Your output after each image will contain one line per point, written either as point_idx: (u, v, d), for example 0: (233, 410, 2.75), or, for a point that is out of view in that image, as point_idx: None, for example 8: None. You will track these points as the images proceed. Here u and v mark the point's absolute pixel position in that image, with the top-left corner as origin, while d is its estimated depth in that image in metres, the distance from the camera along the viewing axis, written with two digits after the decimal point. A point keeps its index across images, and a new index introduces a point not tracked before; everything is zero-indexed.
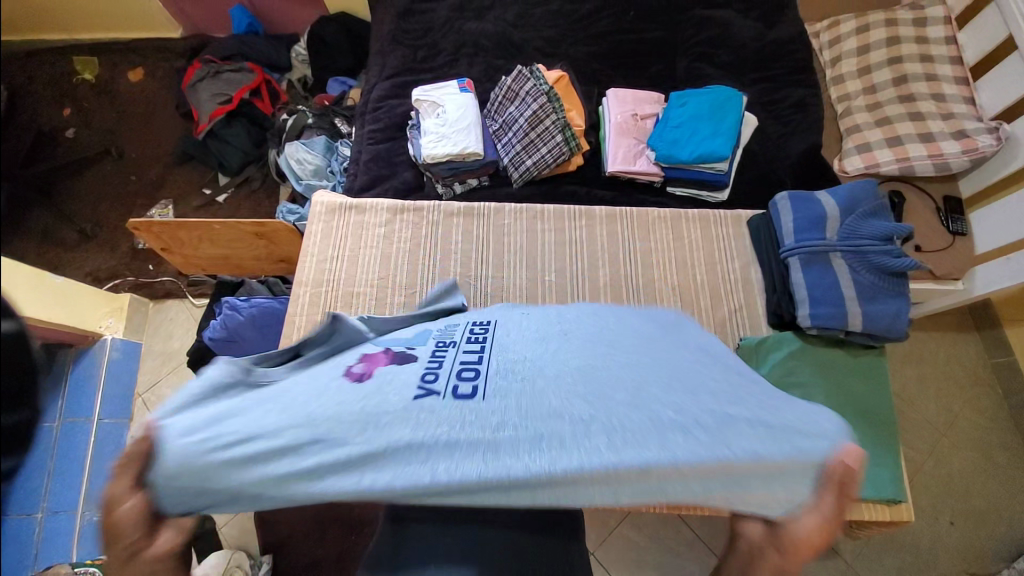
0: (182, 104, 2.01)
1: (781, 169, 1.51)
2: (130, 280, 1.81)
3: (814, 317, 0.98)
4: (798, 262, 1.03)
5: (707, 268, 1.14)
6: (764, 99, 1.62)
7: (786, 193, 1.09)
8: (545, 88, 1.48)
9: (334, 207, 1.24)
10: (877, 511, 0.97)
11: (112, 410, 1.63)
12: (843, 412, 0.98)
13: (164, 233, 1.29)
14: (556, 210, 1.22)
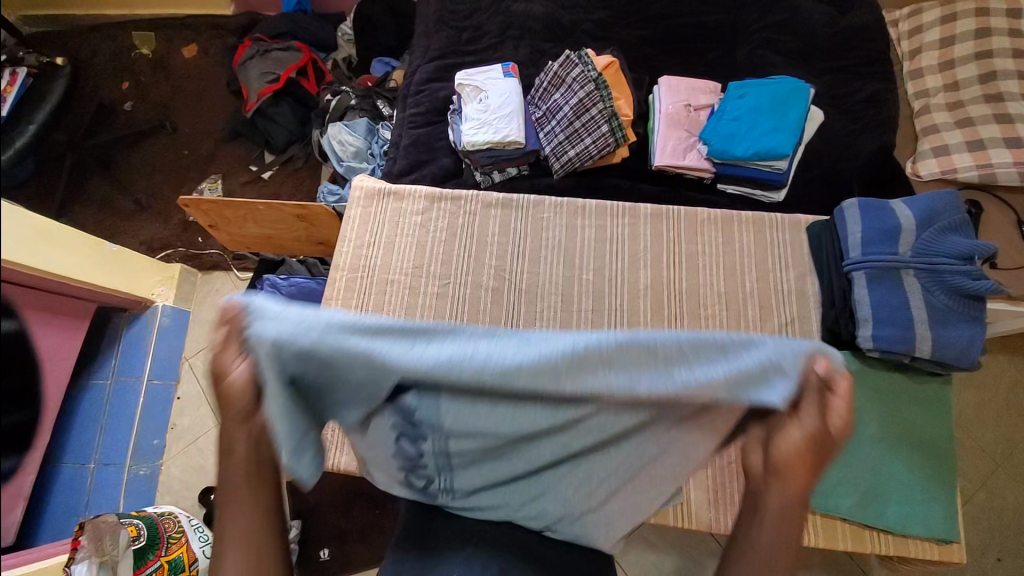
0: (234, 81, 2.05)
1: (845, 170, 1.40)
2: (181, 250, 1.88)
3: (877, 338, 0.90)
4: (863, 277, 0.95)
5: (758, 276, 1.07)
6: (831, 92, 1.50)
7: (854, 200, 1.00)
8: (593, 75, 1.42)
9: (374, 194, 1.23)
10: (926, 550, 0.90)
11: (161, 374, 1.71)
12: (898, 441, 0.91)
13: (211, 211, 1.33)
14: (598, 206, 1.16)
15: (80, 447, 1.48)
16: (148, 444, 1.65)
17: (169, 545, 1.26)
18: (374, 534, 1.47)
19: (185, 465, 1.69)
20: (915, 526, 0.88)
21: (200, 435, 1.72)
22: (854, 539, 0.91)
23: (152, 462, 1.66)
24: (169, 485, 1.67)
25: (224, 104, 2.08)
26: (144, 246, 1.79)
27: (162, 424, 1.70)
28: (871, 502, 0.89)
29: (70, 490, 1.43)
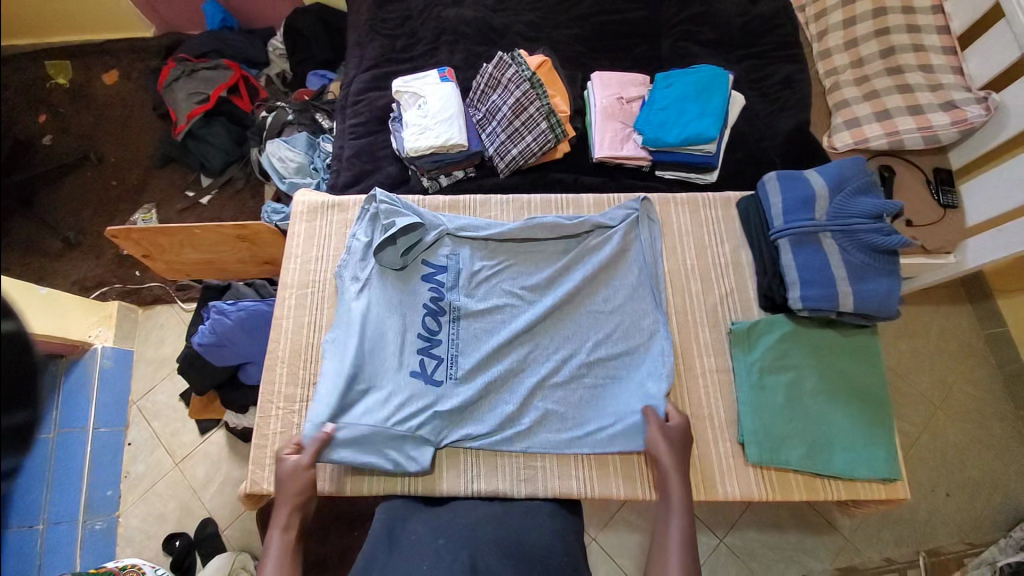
0: (160, 104, 1.96)
1: (770, 148, 1.49)
2: (117, 287, 1.79)
3: (806, 299, 0.97)
4: (788, 243, 1.02)
5: (697, 253, 1.12)
6: (750, 77, 1.60)
7: (774, 174, 1.07)
8: (527, 74, 1.45)
9: (317, 207, 1.21)
10: (873, 490, 0.97)
11: (107, 420, 1.61)
12: (836, 392, 0.98)
13: (144, 240, 1.26)
14: (542, 200, 1.19)
15: (27, 506, 1.34)
16: (100, 495, 1.55)
17: None
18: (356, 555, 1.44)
19: (145, 513, 1.59)
20: (861, 469, 0.95)
21: (158, 480, 1.62)
22: (807, 489, 0.97)
23: (108, 515, 1.56)
24: (129, 537, 1.56)
25: (150, 128, 1.99)
26: (76, 286, 1.75)
27: (115, 474, 1.60)
28: (818, 452, 0.96)
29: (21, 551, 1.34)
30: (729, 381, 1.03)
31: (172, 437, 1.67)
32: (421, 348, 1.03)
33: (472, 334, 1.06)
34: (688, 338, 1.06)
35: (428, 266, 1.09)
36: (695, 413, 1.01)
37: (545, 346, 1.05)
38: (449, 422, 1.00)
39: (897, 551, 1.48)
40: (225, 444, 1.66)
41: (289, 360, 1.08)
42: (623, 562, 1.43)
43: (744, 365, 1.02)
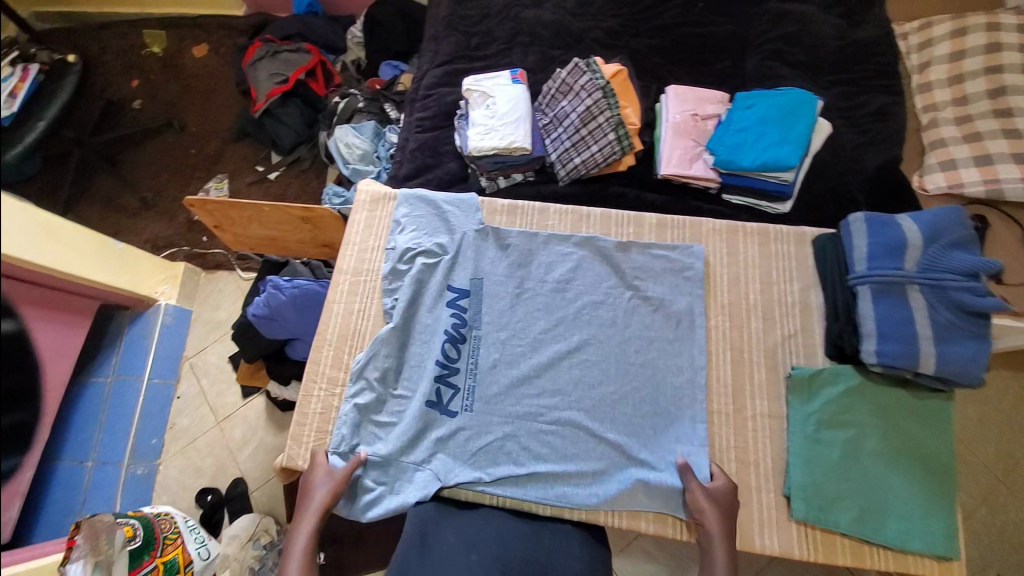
0: (242, 81, 2.06)
1: (851, 184, 1.39)
2: (185, 249, 1.91)
3: (882, 354, 0.89)
4: (869, 292, 0.93)
5: (762, 288, 1.04)
6: (838, 105, 1.50)
7: (861, 215, 0.98)
8: (601, 82, 1.41)
9: (380, 197, 1.22)
10: (927, 567, 0.89)
11: (162, 373, 1.72)
12: (899, 458, 0.90)
13: (218, 211, 1.31)
14: (603, 214, 1.14)
15: (77, 444, 1.49)
16: (145, 443, 1.65)
17: (165, 544, 1.28)
18: (369, 543, 1.42)
19: (183, 465, 1.69)
20: (918, 543, 0.87)
21: (199, 435, 1.73)
22: (853, 554, 0.90)
23: (150, 462, 1.66)
24: (165, 486, 1.67)
25: (233, 105, 2.12)
26: (149, 244, 1.89)
27: (161, 424, 1.71)
28: (869, 516, 0.89)
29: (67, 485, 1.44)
30: (782, 429, 0.96)
31: (217, 396, 1.77)
32: (438, 375, 1.01)
33: (490, 379, 1.02)
34: (741, 376, 0.99)
35: (449, 291, 1.08)
36: (740, 458, 0.95)
37: (570, 401, 0.98)
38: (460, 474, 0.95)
39: None
40: (263, 411, 1.75)
41: (336, 344, 1.09)
42: None
43: (802, 415, 0.94)
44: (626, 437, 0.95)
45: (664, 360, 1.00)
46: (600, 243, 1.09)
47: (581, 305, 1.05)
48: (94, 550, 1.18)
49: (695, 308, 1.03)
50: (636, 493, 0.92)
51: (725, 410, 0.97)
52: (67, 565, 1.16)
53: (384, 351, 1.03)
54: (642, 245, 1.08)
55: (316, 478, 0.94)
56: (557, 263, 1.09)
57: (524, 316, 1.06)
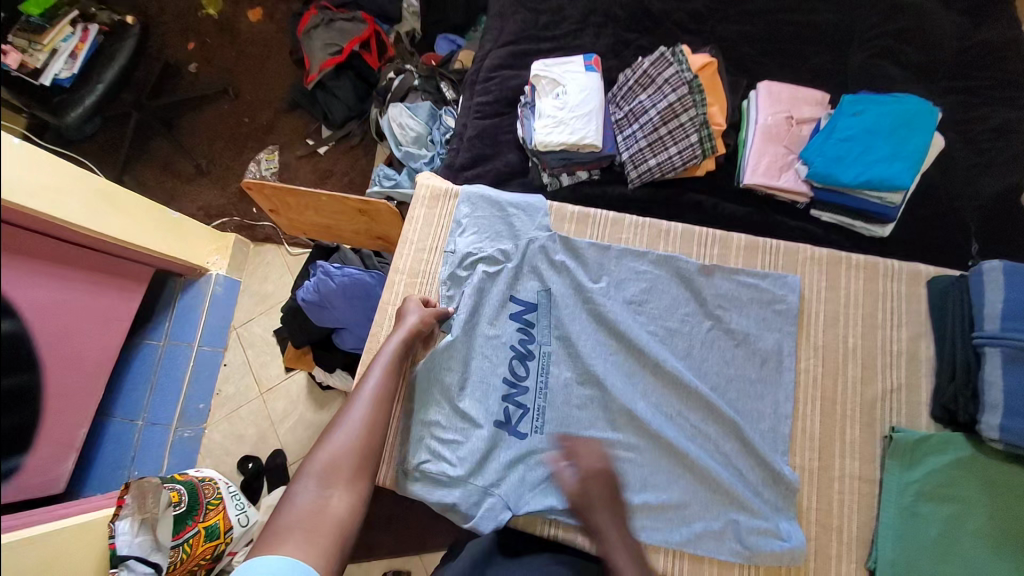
0: (297, 50, 2.00)
1: (963, 210, 1.22)
2: (236, 219, 1.89)
3: (1007, 430, 0.77)
4: (998, 357, 0.80)
5: (864, 331, 0.91)
6: (955, 117, 1.30)
7: (999, 263, 0.83)
8: (688, 77, 1.27)
9: (440, 194, 1.14)
10: None
11: (211, 340, 1.75)
12: (1008, 545, 0.79)
13: (274, 196, 1.27)
14: (683, 230, 1.03)
15: (130, 402, 1.58)
16: (194, 407, 1.69)
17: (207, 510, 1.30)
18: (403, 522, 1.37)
19: (227, 431, 1.73)
20: None
21: (242, 405, 1.75)
22: None
23: (196, 425, 1.70)
24: (211, 449, 1.71)
25: (286, 74, 2.07)
26: (201, 212, 1.88)
27: (209, 390, 1.74)
28: None
29: (118, 441, 1.53)
30: (872, 494, 0.85)
31: (262, 367, 1.79)
32: (506, 394, 0.96)
33: (561, 400, 0.95)
34: (830, 429, 0.88)
35: (513, 303, 1.01)
36: (822, 521, 0.85)
37: (646, 432, 0.91)
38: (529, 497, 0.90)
39: None
40: (304, 388, 1.75)
41: (389, 349, 1.05)
42: None
43: (898, 483, 0.84)
44: (712, 476, 0.86)
45: (744, 400, 0.91)
46: (684, 264, 0.99)
47: (659, 327, 0.97)
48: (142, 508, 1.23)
49: (784, 346, 0.92)
50: (723, 534, 0.85)
51: (810, 467, 0.87)
52: (115, 522, 1.20)
53: (448, 363, 0.98)
54: (731, 272, 0.97)
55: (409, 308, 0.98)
56: (632, 278, 1.00)
57: (597, 334, 0.98)
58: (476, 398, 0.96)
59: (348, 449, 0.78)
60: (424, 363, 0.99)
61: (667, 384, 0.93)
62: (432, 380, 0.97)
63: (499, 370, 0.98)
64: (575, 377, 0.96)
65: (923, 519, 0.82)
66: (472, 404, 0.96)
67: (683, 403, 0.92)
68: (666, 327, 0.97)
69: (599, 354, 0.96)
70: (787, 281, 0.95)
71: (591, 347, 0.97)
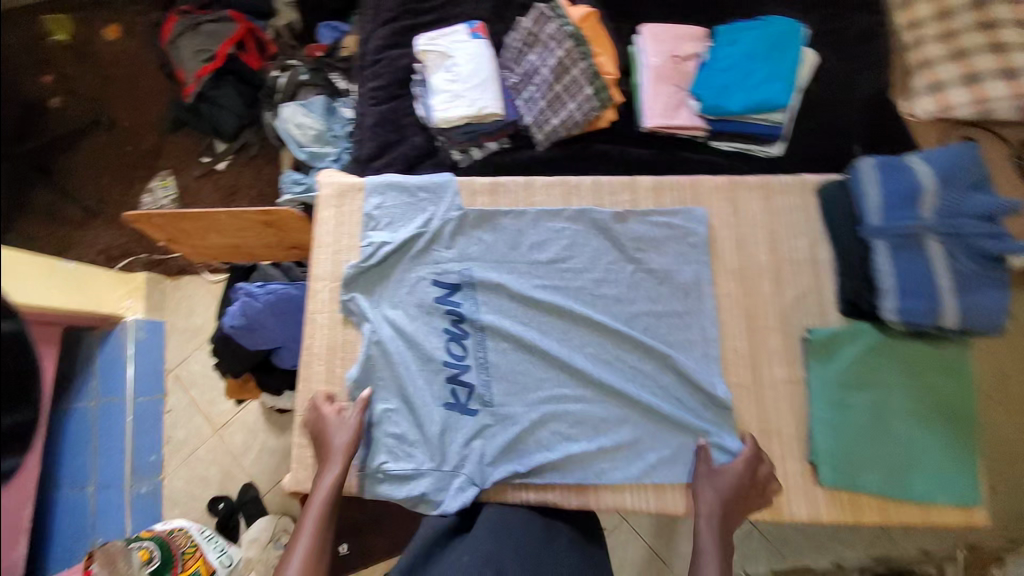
0: (166, 62, 1.84)
1: (841, 115, 1.32)
2: (143, 257, 1.76)
3: (904, 310, 0.84)
4: (885, 247, 0.87)
5: (772, 247, 0.96)
6: (821, 30, 1.39)
7: (872, 159, 0.90)
8: (570, 29, 1.29)
9: (345, 189, 1.09)
10: (953, 516, 0.85)
11: (146, 390, 1.63)
12: (923, 412, 0.86)
13: (165, 224, 1.17)
14: (593, 182, 1.03)
15: (76, 469, 1.45)
16: (145, 461, 1.60)
17: (184, 560, 1.28)
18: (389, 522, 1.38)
19: (189, 475, 1.64)
20: (943, 494, 0.84)
21: (199, 446, 1.66)
22: (880, 512, 0.86)
23: (153, 478, 1.61)
24: (175, 500, 1.62)
25: (162, 92, 1.89)
26: (102, 256, 1.73)
27: (157, 440, 1.64)
28: (898, 476, 0.85)
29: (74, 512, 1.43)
30: (801, 394, 0.90)
31: (209, 404, 1.69)
32: (450, 375, 0.97)
33: (504, 370, 0.96)
34: (758, 344, 0.93)
35: (439, 287, 1.01)
36: (763, 428, 0.90)
37: (590, 382, 0.93)
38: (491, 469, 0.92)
39: (936, 543, 1.45)
40: (261, 414, 1.67)
41: (325, 357, 1.01)
42: (654, 542, 1.44)
43: (822, 377, 0.89)
44: (657, 408, 0.90)
45: (672, 331, 0.94)
46: (597, 213, 1.01)
47: (584, 279, 0.99)
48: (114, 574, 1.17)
49: (703, 276, 0.96)
50: (676, 459, 0.90)
51: (746, 383, 0.92)
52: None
53: (388, 359, 0.98)
54: (644, 214, 1.00)
55: (330, 421, 0.94)
56: (552, 238, 1.01)
57: (526, 299, 0.98)
58: (422, 386, 0.96)
59: (306, 553, 0.84)
60: (359, 364, 0.98)
61: (601, 332, 0.96)
62: (374, 377, 0.98)
63: (437, 354, 0.97)
64: (512, 345, 0.97)
65: (849, 407, 0.87)
66: (418, 393, 0.96)
67: (619, 346, 0.95)
68: (592, 279, 0.99)
69: (531, 318, 0.98)
70: (694, 213, 0.99)
71: (522, 313, 0.98)
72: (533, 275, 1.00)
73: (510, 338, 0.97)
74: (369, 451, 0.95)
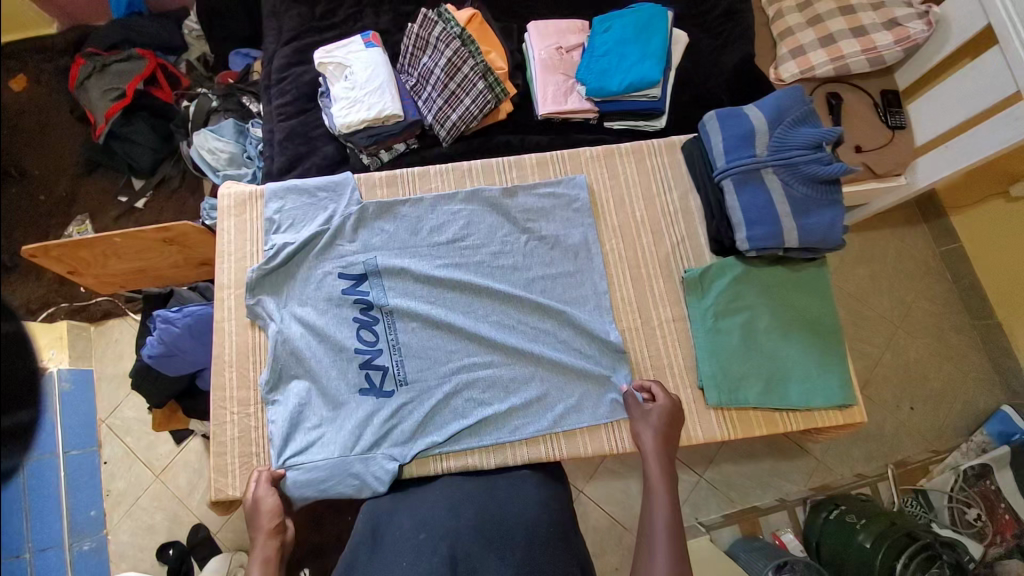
0: (75, 106, 1.79)
1: (716, 86, 1.46)
2: (64, 306, 1.66)
3: (752, 240, 0.94)
4: (732, 184, 0.97)
5: (646, 204, 1.07)
6: (691, 14, 1.54)
7: (715, 112, 1.01)
8: (457, 31, 1.35)
9: (244, 198, 1.11)
10: (832, 418, 0.98)
11: (78, 443, 1.52)
12: (789, 328, 0.98)
13: (64, 256, 1.15)
14: (483, 165, 1.11)
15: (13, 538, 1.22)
16: (83, 517, 1.49)
17: None
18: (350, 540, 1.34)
19: (133, 528, 1.55)
20: (818, 399, 0.96)
21: (141, 494, 1.57)
22: (767, 424, 0.97)
23: (96, 534, 1.51)
24: (121, 554, 1.52)
25: (73, 136, 1.83)
26: (21, 310, 1.63)
27: (95, 494, 1.54)
28: (775, 388, 0.96)
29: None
30: (686, 329, 1.01)
31: (148, 450, 1.60)
32: (363, 362, 0.99)
33: (416, 349, 1.00)
34: (642, 290, 1.03)
35: (345, 279, 1.03)
36: (656, 365, 1.00)
37: (497, 349, 0.99)
38: (411, 445, 0.95)
39: (868, 466, 1.55)
40: (204, 451, 1.60)
41: (236, 364, 1.01)
42: (613, 509, 1.49)
43: (699, 311, 1.00)
44: (560, 362, 0.98)
45: (567, 291, 1.02)
46: (489, 192, 1.07)
47: (484, 254, 1.04)
48: None
49: (591, 239, 1.05)
50: (581, 407, 0.97)
51: (634, 325, 1.01)
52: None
53: (300, 355, 0.99)
54: (532, 189, 1.07)
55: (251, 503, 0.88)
56: (453, 219, 1.07)
57: (432, 278, 1.02)
58: (337, 375, 0.98)
59: None
60: (269, 364, 0.98)
61: (503, 300, 1.01)
62: (286, 374, 0.99)
63: (349, 342, 0.99)
64: (420, 324, 1.01)
65: (724, 334, 0.98)
66: (332, 382, 0.97)
67: (520, 311, 1.01)
68: (491, 253, 1.04)
69: (437, 296, 1.02)
70: (576, 181, 1.08)
71: (429, 293, 1.02)
72: (435, 256, 1.05)
73: (419, 318, 1.01)
74: (286, 449, 0.94)
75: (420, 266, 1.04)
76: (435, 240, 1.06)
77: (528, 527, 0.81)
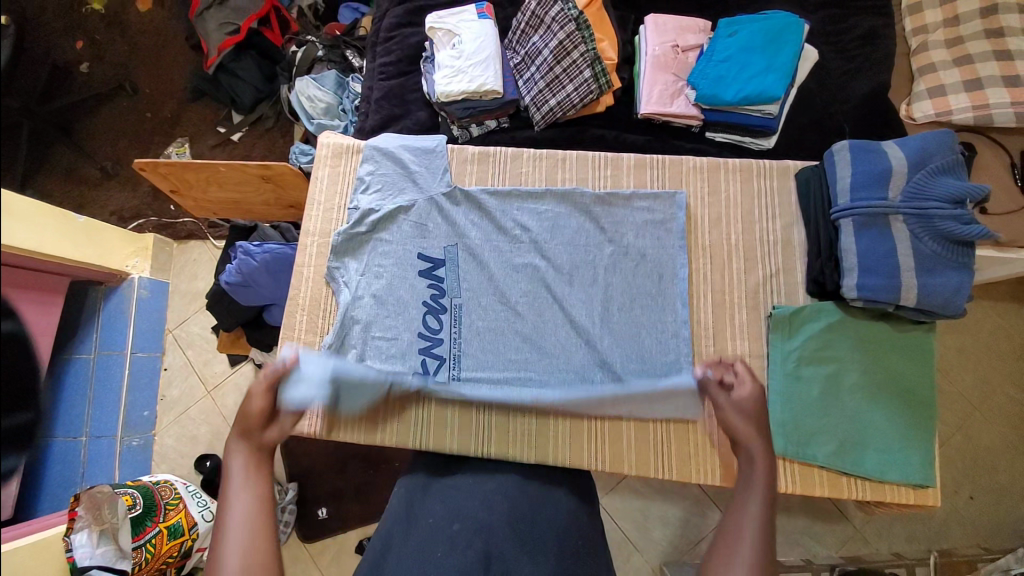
0: (191, 34, 1.85)
1: (837, 113, 1.34)
2: (153, 220, 1.79)
3: (862, 288, 0.87)
4: (851, 225, 0.90)
5: (743, 228, 1.01)
6: (825, 30, 1.41)
7: (846, 143, 0.93)
8: (574, 13, 1.31)
9: (342, 150, 1.14)
10: (902, 494, 0.90)
11: (145, 346, 1.64)
12: (878, 391, 0.90)
13: (171, 174, 1.23)
14: (579, 157, 1.08)
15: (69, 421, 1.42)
16: (138, 415, 1.61)
17: (168, 511, 1.26)
18: (372, 493, 1.39)
19: (179, 434, 1.66)
20: (894, 473, 0.88)
21: (191, 405, 1.68)
22: (831, 486, 0.91)
23: (145, 433, 1.62)
24: (164, 455, 1.64)
25: (184, 62, 1.90)
26: (115, 216, 1.74)
27: (152, 396, 1.66)
28: (849, 450, 0.89)
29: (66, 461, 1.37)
30: (762, 367, 0.95)
31: (205, 366, 1.71)
32: (423, 347, 1.00)
33: (477, 343, 1.00)
34: (722, 318, 0.98)
35: (423, 260, 1.04)
36: None
37: (557, 365, 0.98)
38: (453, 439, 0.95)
39: (907, 546, 1.44)
40: (253, 378, 1.69)
41: (309, 309, 1.05)
42: (629, 528, 1.45)
43: (781, 353, 0.94)
44: (619, 390, 0.95)
45: (643, 313, 0.98)
46: (580, 198, 1.04)
47: (562, 263, 1.02)
48: (99, 518, 1.20)
49: (680, 263, 1.00)
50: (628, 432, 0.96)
51: (706, 353, 0.97)
52: (71, 535, 1.17)
53: (367, 326, 1.01)
54: (626, 203, 1.03)
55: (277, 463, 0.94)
56: (536, 220, 1.04)
57: (506, 280, 1.02)
58: (398, 354, 0.99)
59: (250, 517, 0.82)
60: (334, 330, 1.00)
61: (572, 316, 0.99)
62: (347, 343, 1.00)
63: (414, 327, 1.00)
64: (486, 322, 1.01)
65: (806, 385, 0.91)
66: (391, 360, 0.99)
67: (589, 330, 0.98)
68: (570, 263, 1.01)
69: (508, 297, 1.01)
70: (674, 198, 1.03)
71: (499, 293, 1.01)
72: (513, 256, 1.03)
73: (489, 317, 1.01)
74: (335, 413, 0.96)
75: (496, 265, 1.03)
76: (515, 239, 1.04)
77: (562, 535, 0.79)
